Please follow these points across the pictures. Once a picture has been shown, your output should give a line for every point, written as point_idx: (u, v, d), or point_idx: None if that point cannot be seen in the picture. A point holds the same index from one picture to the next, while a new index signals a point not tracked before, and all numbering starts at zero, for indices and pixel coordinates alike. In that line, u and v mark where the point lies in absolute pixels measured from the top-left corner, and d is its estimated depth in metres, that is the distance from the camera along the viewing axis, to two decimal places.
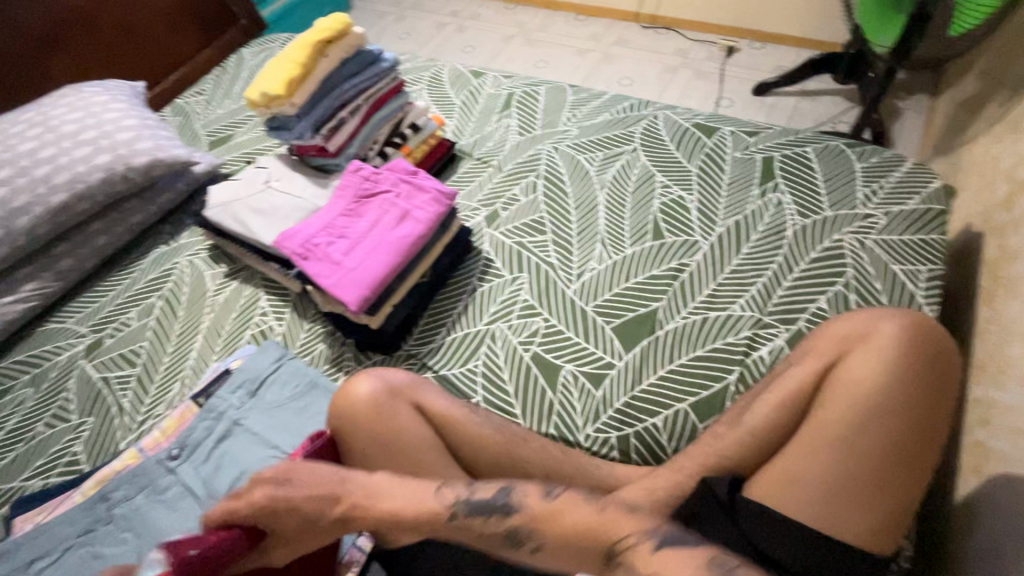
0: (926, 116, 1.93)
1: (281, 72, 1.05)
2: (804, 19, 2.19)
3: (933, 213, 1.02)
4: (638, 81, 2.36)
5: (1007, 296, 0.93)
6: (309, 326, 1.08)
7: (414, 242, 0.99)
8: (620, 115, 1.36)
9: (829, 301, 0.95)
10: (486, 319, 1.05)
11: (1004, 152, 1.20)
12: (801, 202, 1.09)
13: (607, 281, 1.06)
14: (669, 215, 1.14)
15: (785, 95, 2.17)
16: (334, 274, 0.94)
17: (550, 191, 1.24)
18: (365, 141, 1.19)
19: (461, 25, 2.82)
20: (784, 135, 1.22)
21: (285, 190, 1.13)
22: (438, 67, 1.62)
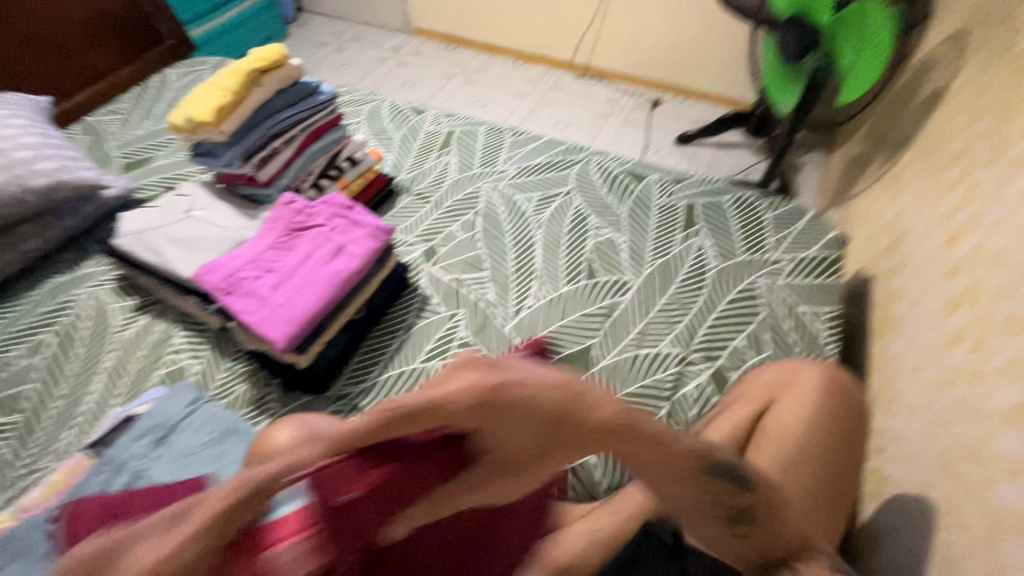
0: (822, 171, 2.18)
1: (208, 99, 1.00)
2: (720, 78, 2.40)
3: (831, 260, 1.14)
4: (572, 125, 2.50)
5: (893, 335, 1.05)
6: (229, 367, 1.01)
7: (349, 278, 0.96)
8: (556, 158, 1.42)
9: (746, 340, 1.03)
10: (423, 357, 1.03)
11: (886, 206, 1.37)
12: (720, 246, 1.18)
13: (543, 319, 1.09)
14: (602, 255, 1.19)
15: (704, 146, 2.37)
16: (260, 310, 0.89)
17: (488, 229, 1.26)
18: (299, 173, 1.16)
19: (402, 61, 2.86)
20: (704, 184, 1.33)
21: (208, 219, 1.07)
22: (378, 102, 1.62)
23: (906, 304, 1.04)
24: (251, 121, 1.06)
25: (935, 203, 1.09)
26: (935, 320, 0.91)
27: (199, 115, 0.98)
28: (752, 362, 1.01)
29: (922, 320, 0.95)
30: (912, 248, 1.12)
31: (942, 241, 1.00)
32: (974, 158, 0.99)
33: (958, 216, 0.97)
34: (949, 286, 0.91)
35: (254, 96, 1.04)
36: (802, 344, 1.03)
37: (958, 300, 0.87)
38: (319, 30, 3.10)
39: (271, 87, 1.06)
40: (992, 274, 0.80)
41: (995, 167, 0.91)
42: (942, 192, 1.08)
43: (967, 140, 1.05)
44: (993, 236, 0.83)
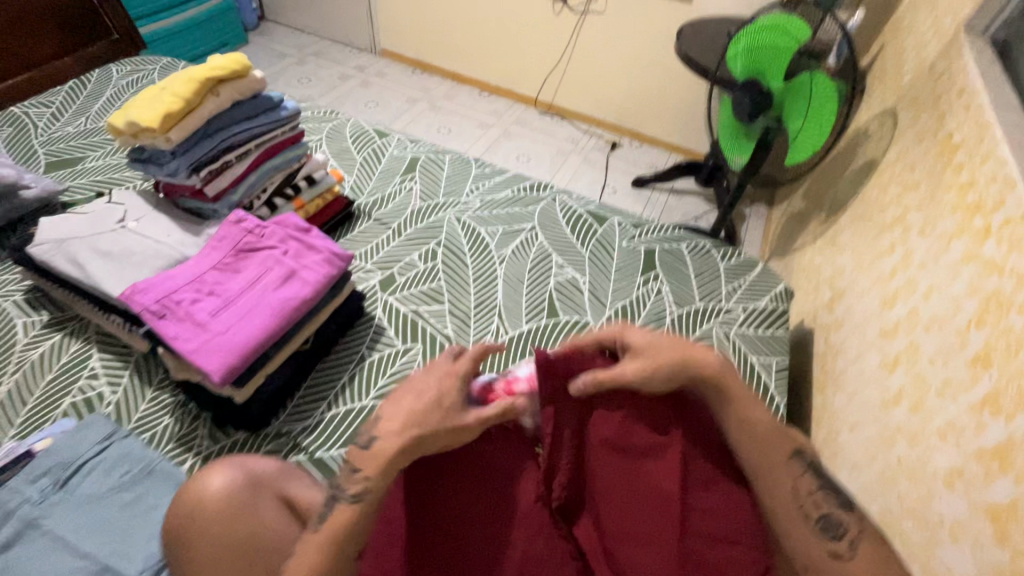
0: (764, 222, 2.32)
1: (158, 105, 0.92)
2: (673, 128, 2.50)
3: (779, 312, 1.20)
4: (534, 160, 2.53)
5: (835, 388, 1.10)
6: (153, 399, 0.91)
7: (299, 306, 0.89)
8: (521, 194, 1.42)
9: None
10: (374, 394, 0.97)
11: (826, 262, 1.46)
12: (677, 293, 1.21)
13: (503, 356, 1.06)
14: (563, 294, 1.19)
15: (658, 190, 2.46)
16: (195, 338, 0.81)
17: (450, 260, 1.23)
18: (251, 189, 1.09)
19: (366, 80, 2.83)
20: (663, 230, 1.36)
21: (143, 232, 0.98)
22: (341, 121, 1.58)
23: (847, 359, 1.09)
24: (203, 131, 0.98)
25: (872, 264, 1.17)
26: (875, 376, 0.96)
27: (146, 121, 0.90)
28: None
29: (863, 376, 1.00)
30: (852, 305, 1.19)
31: (880, 301, 1.06)
32: (908, 226, 1.08)
33: (894, 278, 1.04)
34: (888, 345, 0.96)
35: (209, 105, 0.96)
36: (754, 394, 1.06)
37: (896, 360, 0.92)
38: (282, 41, 3.02)
39: (228, 96, 0.99)
40: (929, 338, 0.85)
41: (927, 236, 0.99)
42: (878, 255, 1.16)
43: (900, 209, 1.14)
44: (928, 301, 0.90)
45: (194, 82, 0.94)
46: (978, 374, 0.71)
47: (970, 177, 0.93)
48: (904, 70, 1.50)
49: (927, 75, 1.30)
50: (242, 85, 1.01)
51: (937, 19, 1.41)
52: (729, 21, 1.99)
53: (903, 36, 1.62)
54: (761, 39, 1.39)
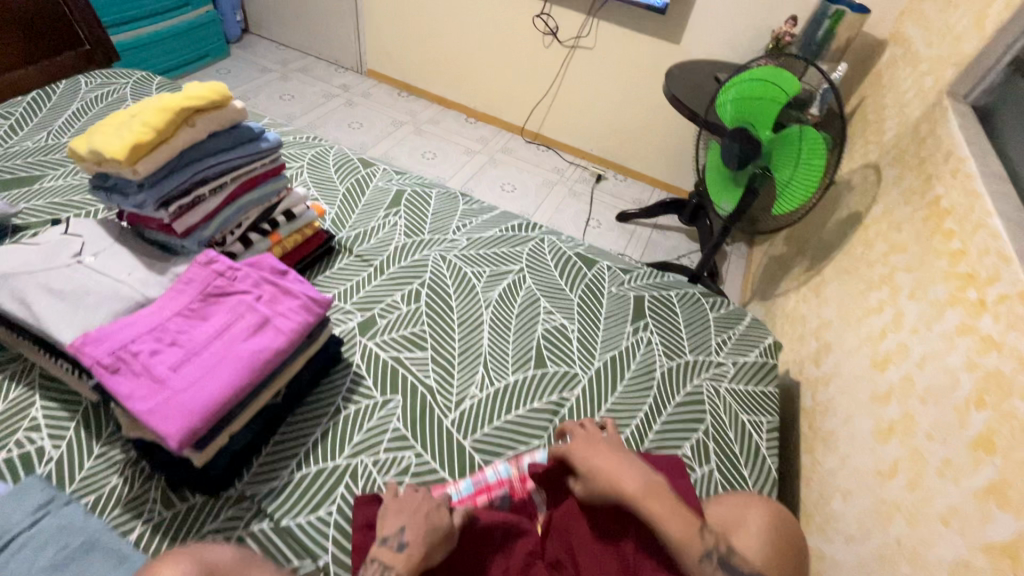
0: (745, 262, 2.33)
1: (125, 134, 0.85)
2: (659, 165, 2.53)
3: (768, 367, 1.18)
4: (519, 190, 2.48)
5: (824, 449, 1.08)
6: (101, 456, 0.83)
7: (272, 358, 0.83)
8: (509, 233, 1.39)
9: (692, 448, 1.00)
10: (347, 452, 0.90)
11: (810, 312, 1.46)
12: (667, 344, 1.18)
13: (487, 412, 1.00)
14: (551, 342, 1.14)
15: (642, 225, 2.46)
16: (152, 396, 0.73)
17: (433, 303, 1.18)
18: (225, 224, 1.02)
19: (351, 100, 2.77)
20: (652, 277, 1.34)
21: (101, 268, 0.90)
22: (325, 148, 1.53)
23: (837, 419, 1.08)
24: (175, 162, 0.91)
25: (859, 321, 1.17)
26: (867, 443, 0.95)
27: (111, 151, 0.83)
28: (697, 474, 0.97)
29: (854, 440, 0.99)
30: (839, 362, 1.18)
31: (870, 362, 1.06)
32: (897, 287, 1.08)
33: (884, 340, 1.04)
34: (880, 411, 0.95)
35: (183, 136, 0.90)
36: (746, 455, 1.02)
37: (890, 429, 0.91)
38: (265, 55, 2.95)
39: (204, 127, 0.93)
40: (925, 410, 0.84)
41: (918, 301, 0.98)
42: (866, 313, 1.16)
43: (888, 268, 1.15)
44: (922, 371, 0.89)
45: (167, 112, 0.87)
46: (981, 459, 0.70)
47: (962, 245, 0.93)
48: (886, 126, 1.53)
49: (911, 134, 1.33)
50: (220, 115, 0.95)
51: (918, 79, 1.45)
52: (716, 64, 2.01)
53: (884, 92, 1.66)
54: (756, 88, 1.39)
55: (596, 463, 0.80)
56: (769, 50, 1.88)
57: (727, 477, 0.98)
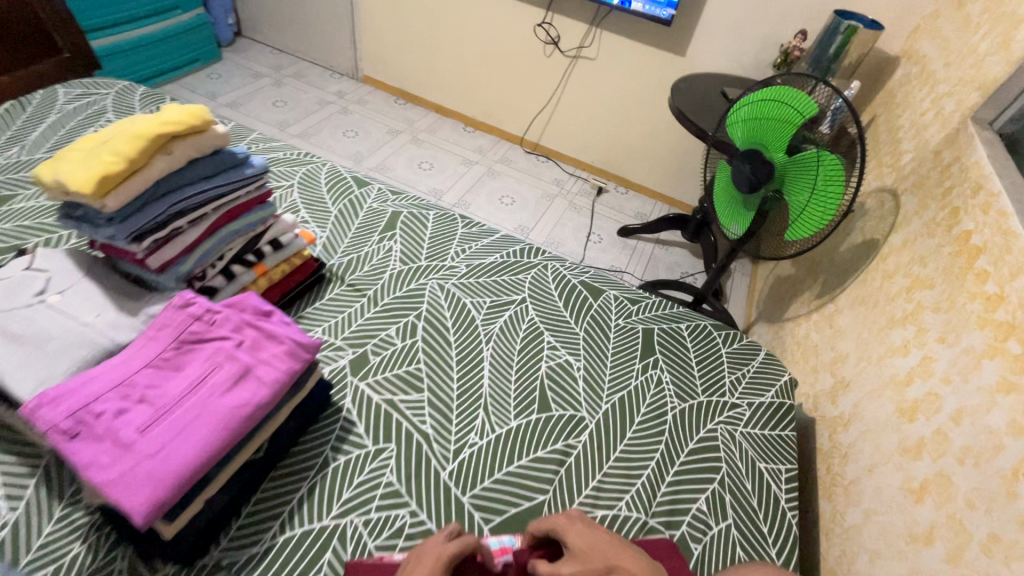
0: (749, 280, 2.27)
1: (93, 164, 0.78)
2: (662, 179, 2.46)
3: (784, 408, 1.12)
4: (518, 202, 2.39)
5: (845, 499, 1.02)
6: (63, 519, 0.75)
7: (253, 413, 0.75)
8: (510, 259, 1.32)
9: (708, 502, 0.94)
10: (336, 511, 0.83)
11: (824, 343, 1.39)
12: (679, 383, 1.11)
13: (488, 463, 0.92)
14: (556, 382, 1.07)
15: (644, 240, 2.38)
16: (116, 463, 0.65)
17: (430, 337, 1.10)
18: (206, 256, 0.95)
19: (346, 107, 2.68)
20: (661, 308, 1.28)
21: (66, 309, 0.82)
22: (318, 166, 1.46)
23: (859, 468, 1.01)
24: (149, 193, 0.84)
25: (881, 360, 1.10)
26: (896, 500, 0.88)
27: (77, 183, 0.75)
28: (713, 532, 0.90)
29: (880, 495, 0.93)
30: (859, 403, 1.11)
31: (895, 408, 0.99)
32: (923, 327, 1.01)
33: (911, 386, 0.97)
34: (910, 466, 0.89)
35: (157, 164, 0.83)
36: (764, 509, 0.96)
37: (922, 488, 0.84)
38: (257, 59, 2.86)
39: (182, 154, 0.87)
40: (963, 473, 0.77)
41: (949, 347, 0.92)
42: (888, 352, 1.09)
43: (912, 305, 1.08)
44: (957, 427, 0.83)
45: (140, 138, 0.80)
46: None
47: (999, 290, 0.87)
48: (902, 148, 1.46)
49: (932, 161, 1.26)
50: (200, 141, 0.88)
51: (935, 100, 1.38)
52: (722, 77, 1.95)
53: (896, 110, 1.59)
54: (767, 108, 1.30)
55: (578, 541, 0.72)
56: (777, 64, 1.81)
57: (746, 534, 0.91)
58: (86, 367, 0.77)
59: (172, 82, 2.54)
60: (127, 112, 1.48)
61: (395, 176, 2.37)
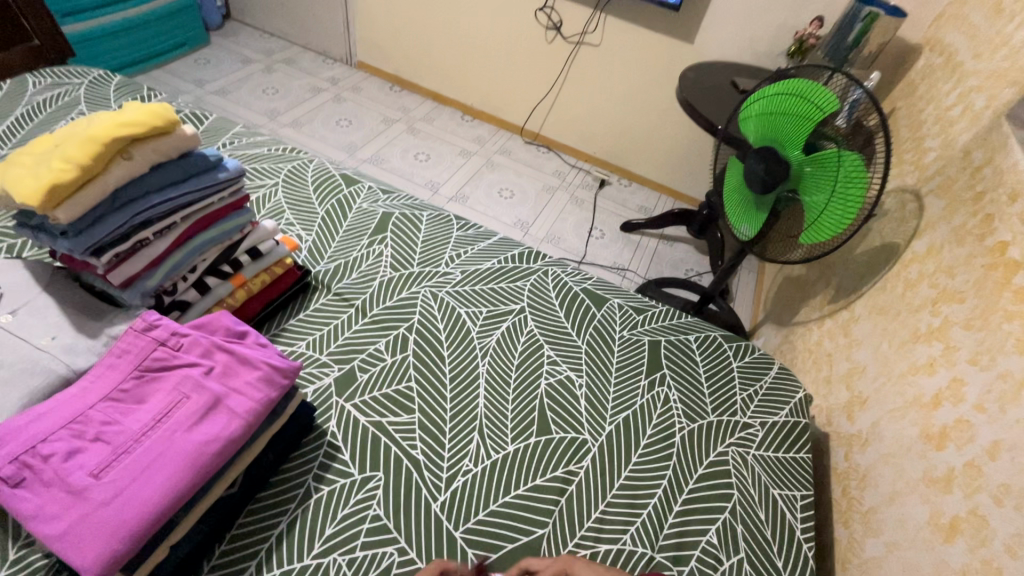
0: (756, 278, 2.19)
1: (42, 171, 0.71)
2: (666, 172, 2.37)
3: (799, 427, 1.05)
4: (518, 195, 2.31)
5: (864, 527, 0.96)
6: (18, 562, 0.68)
7: (223, 449, 0.69)
8: (509, 265, 1.24)
9: (719, 534, 0.87)
10: (317, 549, 0.76)
11: (838, 352, 1.31)
12: (687, 401, 1.05)
13: (482, 493, 0.86)
14: (556, 401, 1.00)
15: (648, 235, 2.29)
16: (65, 513, 0.60)
17: (422, 352, 1.03)
18: (175, 270, 0.89)
19: (339, 94, 2.57)
20: (668, 317, 1.21)
21: (19, 331, 0.75)
22: (304, 162, 1.37)
23: (879, 495, 0.96)
24: (107, 204, 0.77)
25: (903, 378, 1.03)
26: (922, 537, 0.84)
27: (23, 194, 0.69)
28: (726, 566, 0.84)
29: (904, 528, 0.88)
30: (878, 422, 1.04)
31: (920, 432, 0.93)
32: (951, 345, 0.94)
33: (938, 411, 0.90)
34: (939, 500, 0.83)
35: (116, 171, 0.76)
36: (780, 541, 0.89)
37: (952, 526, 0.79)
38: (247, 44, 2.74)
39: (145, 158, 0.79)
40: (1001, 515, 0.72)
41: (982, 371, 0.85)
42: (911, 369, 1.02)
43: (938, 319, 1.00)
44: (994, 462, 0.76)
45: (94, 141, 0.73)
46: None
47: None
48: (925, 146, 1.30)
49: (960, 162, 1.11)
50: (163, 143, 0.81)
51: (963, 94, 1.22)
52: (733, 66, 1.85)
53: (919, 103, 1.43)
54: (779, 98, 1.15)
55: None
56: (791, 53, 1.72)
57: (759, 569, 0.85)
58: (39, 397, 0.71)
59: (157, 68, 2.43)
60: (102, 105, 1.38)
61: (389, 168, 2.27)
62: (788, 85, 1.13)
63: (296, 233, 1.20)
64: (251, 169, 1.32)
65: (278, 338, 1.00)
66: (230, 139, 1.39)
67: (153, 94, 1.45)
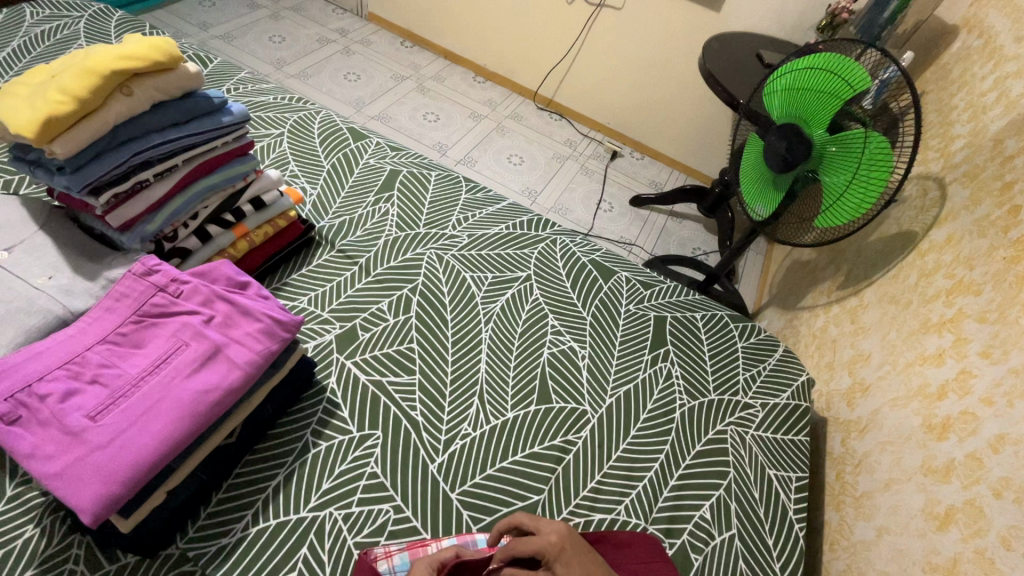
0: (763, 260, 2.16)
1: (38, 103, 0.68)
2: (681, 147, 2.31)
3: (800, 410, 1.05)
4: (527, 162, 2.26)
5: (855, 511, 0.98)
6: (16, 499, 0.68)
7: (221, 399, 0.68)
8: (517, 231, 1.22)
9: (712, 509, 0.88)
10: (314, 502, 0.76)
11: (843, 339, 1.29)
12: (689, 378, 1.04)
13: (480, 457, 0.86)
14: (557, 370, 0.99)
15: (657, 211, 2.25)
16: (62, 454, 0.59)
17: (425, 314, 1.01)
18: (176, 215, 0.88)
19: (348, 47, 2.48)
20: (675, 293, 1.20)
21: (15, 269, 0.73)
22: (311, 113, 1.33)
23: (874, 481, 0.96)
24: (105, 140, 0.74)
25: (908, 366, 1.02)
26: (914, 524, 0.85)
27: (18, 125, 0.66)
28: (716, 541, 0.85)
29: (896, 513, 0.89)
30: (879, 410, 1.04)
31: (922, 422, 0.92)
32: (964, 337, 0.92)
33: (943, 402, 0.90)
34: (935, 489, 0.84)
35: (115, 106, 0.73)
36: (772, 521, 0.90)
37: (947, 515, 0.80)
38: None
39: (145, 96, 0.76)
40: (998, 508, 0.73)
41: (994, 364, 0.84)
42: (918, 359, 1.00)
43: (951, 310, 0.98)
44: (996, 456, 0.77)
45: (92, 74, 0.69)
46: None
47: None
48: (953, 132, 1.23)
49: (991, 149, 1.06)
50: (164, 81, 0.77)
51: (999, 80, 1.12)
52: (759, 38, 1.76)
53: (951, 89, 1.30)
54: (808, 72, 1.07)
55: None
56: (821, 27, 1.64)
57: (749, 546, 0.86)
58: (35, 336, 0.70)
59: (160, 9, 2.34)
60: (100, 40, 1.32)
61: (397, 127, 2.21)
62: (818, 58, 1.05)
63: (300, 186, 1.17)
64: (256, 117, 1.27)
65: (280, 292, 0.98)
66: (235, 85, 1.34)
67: (156, 32, 1.38)
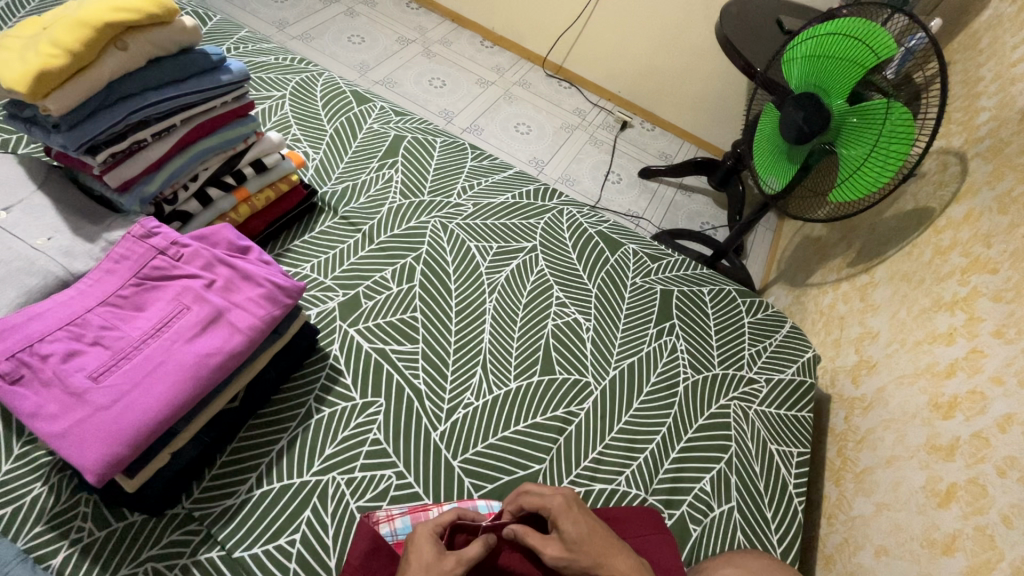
0: (772, 236, 2.12)
1: (30, 56, 0.66)
2: (693, 117, 2.25)
3: (804, 386, 1.05)
4: (535, 130, 2.21)
5: (855, 486, 0.98)
6: (23, 458, 0.69)
7: (223, 363, 0.68)
8: (523, 201, 1.19)
9: (712, 482, 0.88)
10: (317, 467, 0.77)
11: (851, 316, 1.27)
12: (694, 351, 1.03)
13: (482, 426, 0.86)
14: (561, 342, 0.99)
15: (666, 184, 2.20)
16: (66, 414, 0.59)
17: (429, 283, 1.00)
18: (175, 176, 0.86)
19: (352, 8, 2.39)
20: (682, 267, 1.18)
21: (14, 228, 0.72)
22: (314, 75, 1.29)
23: (875, 458, 0.96)
24: (102, 97, 0.72)
25: (918, 344, 1.00)
26: (914, 500, 0.85)
27: (10, 79, 0.64)
28: (715, 513, 0.86)
29: (896, 490, 0.89)
30: (884, 387, 1.03)
31: (927, 401, 0.92)
32: (976, 316, 0.90)
33: (950, 380, 0.89)
34: (937, 467, 0.84)
35: (111, 61, 0.71)
36: (771, 494, 0.91)
37: (948, 492, 0.80)
38: None
39: (140, 51, 0.73)
40: (1003, 486, 0.73)
41: (1007, 344, 0.82)
42: (928, 338, 0.99)
43: (965, 288, 0.95)
44: (1003, 435, 0.76)
45: (84, 25, 0.67)
46: None
47: None
48: (979, 104, 1.17)
49: (1017, 122, 1.01)
50: (158, 35, 0.74)
51: None
52: (777, 2, 1.68)
53: (979, 59, 1.23)
54: (829, 40, 1.01)
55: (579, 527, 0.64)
56: None
57: (748, 518, 0.87)
58: (36, 297, 0.69)
59: None
60: None
61: (403, 92, 2.15)
62: (839, 24, 0.99)
63: (303, 151, 1.15)
64: (258, 77, 1.24)
65: (282, 258, 0.97)
66: (236, 44, 1.30)
67: None
